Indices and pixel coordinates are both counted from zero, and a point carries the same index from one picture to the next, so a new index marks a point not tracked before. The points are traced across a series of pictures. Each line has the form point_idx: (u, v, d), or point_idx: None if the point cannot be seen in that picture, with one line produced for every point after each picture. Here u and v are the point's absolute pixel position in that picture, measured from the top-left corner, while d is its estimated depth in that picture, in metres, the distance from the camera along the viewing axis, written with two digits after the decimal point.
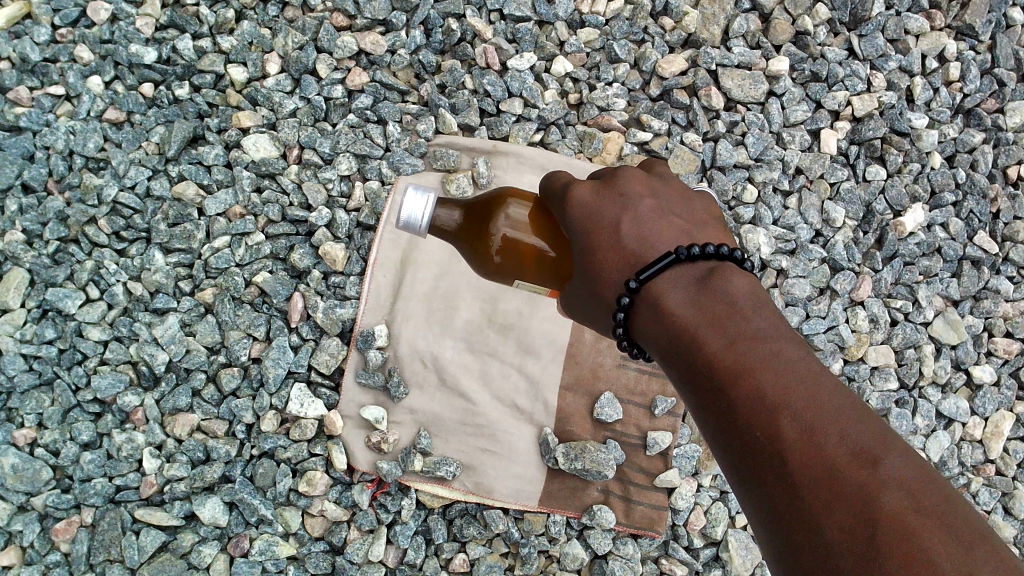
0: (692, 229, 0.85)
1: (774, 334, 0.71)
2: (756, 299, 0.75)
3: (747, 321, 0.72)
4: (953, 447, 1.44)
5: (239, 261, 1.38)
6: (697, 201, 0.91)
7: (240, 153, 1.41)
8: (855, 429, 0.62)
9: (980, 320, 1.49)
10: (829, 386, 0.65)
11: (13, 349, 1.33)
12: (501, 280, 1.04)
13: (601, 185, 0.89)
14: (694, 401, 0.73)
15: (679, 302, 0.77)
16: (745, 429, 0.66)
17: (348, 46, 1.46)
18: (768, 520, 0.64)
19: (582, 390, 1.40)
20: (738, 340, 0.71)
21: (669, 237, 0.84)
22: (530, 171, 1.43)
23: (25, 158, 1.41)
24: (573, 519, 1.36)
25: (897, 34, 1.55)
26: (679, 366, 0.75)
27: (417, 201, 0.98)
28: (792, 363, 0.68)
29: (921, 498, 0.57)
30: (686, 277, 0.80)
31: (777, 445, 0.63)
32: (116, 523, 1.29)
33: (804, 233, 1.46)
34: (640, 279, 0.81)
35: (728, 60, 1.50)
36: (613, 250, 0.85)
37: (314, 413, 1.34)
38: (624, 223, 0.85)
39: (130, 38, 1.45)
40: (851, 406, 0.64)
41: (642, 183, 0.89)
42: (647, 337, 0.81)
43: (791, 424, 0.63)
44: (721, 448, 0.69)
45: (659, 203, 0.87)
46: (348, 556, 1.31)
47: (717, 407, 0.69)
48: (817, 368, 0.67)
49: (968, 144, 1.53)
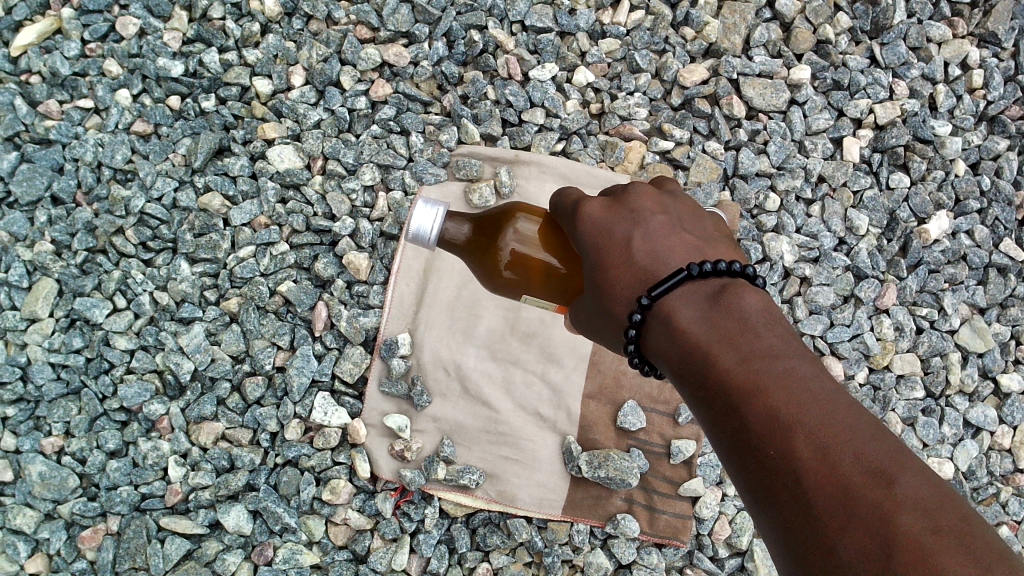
0: (703, 245, 0.83)
1: (788, 350, 0.69)
2: (770, 316, 0.73)
3: (761, 338, 0.70)
4: (981, 456, 1.43)
5: (264, 271, 1.39)
6: (706, 218, 0.89)
7: (265, 165, 1.43)
8: (872, 448, 0.60)
9: (1007, 328, 1.47)
10: (846, 405, 0.63)
11: (42, 358, 1.36)
12: (510, 295, 1.03)
13: (612, 203, 0.88)
14: (706, 420, 0.71)
15: (690, 318, 0.75)
16: (759, 449, 0.64)
17: (372, 58, 1.48)
18: (784, 542, 0.62)
19: (604, 399, 1.39)
20: (752, 357, 0.68)
21: (681, 253, 0.81)
22: (552, 181, 1.45)
23: (55, 170, 1.44)
24: (596, 528, 1.36)
25: (919, 42, 1.55)
26: (690, 383, 0.73)
27: (426, 214, 0.98)
28: (806, 380, 0.66)
29: (939, 520, 0.55)
30: (698, 292, 0.77)
31: (792, 465, 0.62)
32: (141, 531, 1.30)
33: (827, 242, 1.46)
34: (652, 296, 0.78)
35: (750, 69, 1.50)
36: (625, 266, 0.82)
37: (338, 422, 1.34)
38: (634, 238, 0.83)
39: (158, 51, 1.47)
40: (867, 425, 0.62)
41: (653, 200, 0.87)
42: (657, 354, 0.79)
43: (806, 444, 0.61)
44: (734, 468, 0.67)
45: (670, 219, 0.85)
46: (372, 565, 1.31)
47: (729, 425, 0.67)
48: (832, 386, 0.65)
49: (992, 152, 1.53)
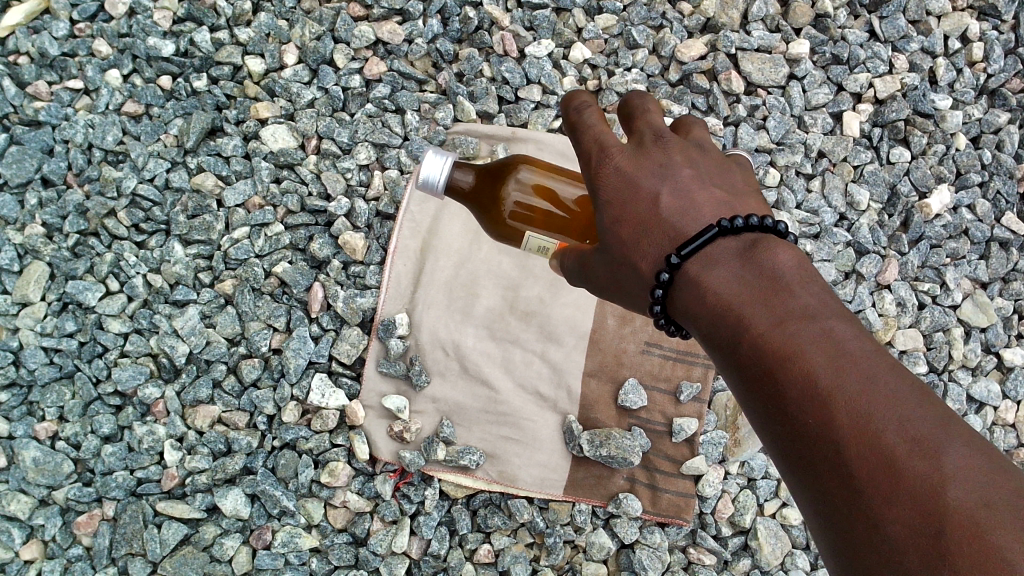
0: (732, 199, 0.81)
1: (825, 309, 0.67)
2: (804, 273, 0.71)
3: (797, 298, 0.68)
4: (984, 432, 1.41)
5: (258, 252, 1.38)
6: (734, 169, 0.87)
7: (259, 145, 1.41)
8: (915, 414, 0.58)
9: (1010, 302, 1.46)
10: (888, 364, 0.62)
11: (34, 342, 1.34)
12: (510, 244, 1.02)
13: (635, 150, 0.84)
14: (740, 384, 0.70)
15: (720, 278, 0.73)
16: (798, 417, 0.63)
17: (366, 36, 1.45)
18: (824, 510, 0.61)
19: (605, 376, 1.37)
20: (787, 319, 0.67)
21: (710, 208, 0.79)
22: (551, 157, 1.42)
23: (45, 152, 1.42)
24: (598, 508, 1.34)
25: (918, 15, 1.54)
26: (723, 346, 0.71)
27: (436, 163, 0.95)
28: (847, 340, 0.64)
29: (989, 490, 0.54)
30: (730, 248, 0.75)
31: (832, 432, 0.60)
32: (138, 516, 1.27)
33: (828, 217, 1.44)
34: (681, 254, 0.76)
35: (748, 44, 1.49)
36: (651, 224, 0.80)
37: (336, 404, 1.32)
38: (661, 193, 0.80)
39: (147, 31, 1.45)
40: (911, 386, 0.60)
41: (679, 148, 0.84)
42: (686, 315, 0.77)
43: (846, 410, 0.60)
44: (769, 431, 0.66)
45: (698, 170, 0.83)
46: (371, 547, 1.30)
47: (764, 390, 0.66)
48: (873, 346, 0.63)
49: (994, 125, 1.52)
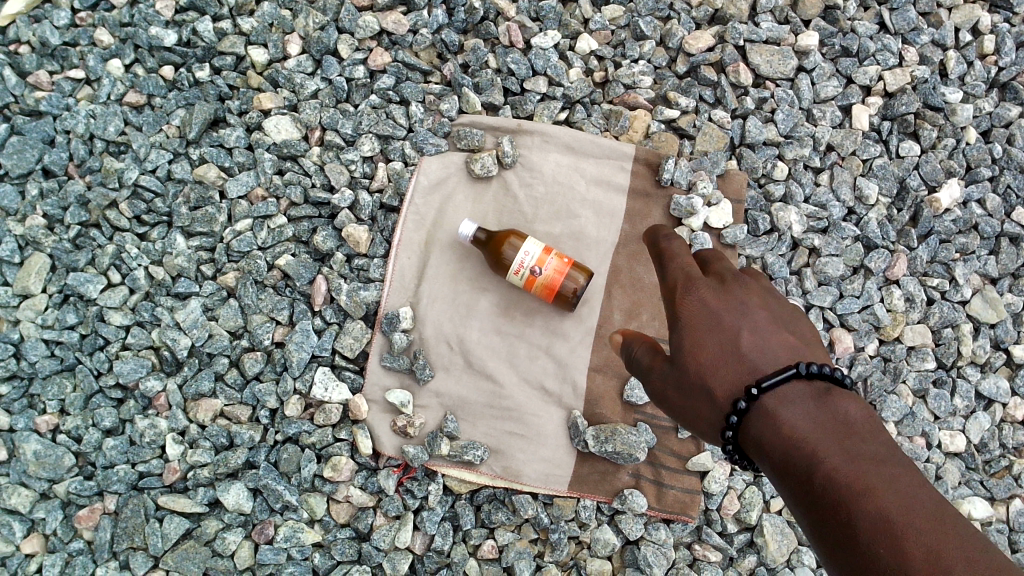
0: (800, 345, 0.93)
1: (889, 457, 0.80)
2: (870, 423, 0.85)
3: (865, 443, 0.81)
4: (993, 428, 1.40)
5: (261, 244, 1.36)
6: (801, 322, 0.99)
7: (262, 136, 1.40)
8: (978, 555, 0.70)
9: (1020, 298, 1.44)
10: (949, 512, 0.74)
11: (35, 335, 1.32)
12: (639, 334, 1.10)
13: (717, 289, 0.97)
14: (808, 514, 0.81)
15: (794, 416, 0.85)
16: (868, 547, 0.73)
17: (370, 26, 1.44)
18: None
19: (611, 372, 1.36)
20: (859, 460, 0.79)
21: (784, 349, 0.91)
22: (556, 150, 1.41)
23: (46, 143, 1.40)
24: (603, 504, 1.32)
25: (929, 7, 1.52)
26: (794, 479, 0.82)
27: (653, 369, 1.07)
28: (913, 487, 0.76)
29: None
30: (804, 391, 0.87)
31: (904, 563, 0.71)
32: (139, 510, 1.26)
33: (837, 211, 1.42)
34: (762, 387, 0.87)
35: (757, 35, 1.47)
36: (731, 359, 0.91)
37: (339, 398, 1.32)
38: (740, 330, 0.93)
39: (149, 20, 1.43)
40: (971, 532, 0.72)
41: (754, 296, 0.97)
42: (756, 448, 0.88)
43: (917, 544, 0.71)
44: (834, 557, 0.77)
45: (770, 314, 0.96)
46: (374, 543, 1.28)
47: (835, 519, 0.77)
48: (932, 494, 0.76)
49: (1005, 119, 1.50)
